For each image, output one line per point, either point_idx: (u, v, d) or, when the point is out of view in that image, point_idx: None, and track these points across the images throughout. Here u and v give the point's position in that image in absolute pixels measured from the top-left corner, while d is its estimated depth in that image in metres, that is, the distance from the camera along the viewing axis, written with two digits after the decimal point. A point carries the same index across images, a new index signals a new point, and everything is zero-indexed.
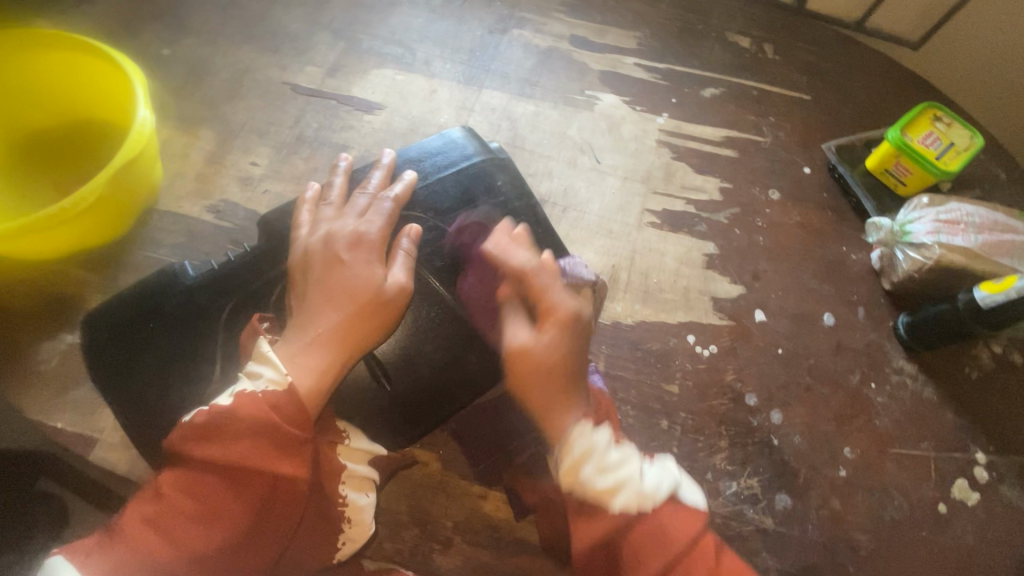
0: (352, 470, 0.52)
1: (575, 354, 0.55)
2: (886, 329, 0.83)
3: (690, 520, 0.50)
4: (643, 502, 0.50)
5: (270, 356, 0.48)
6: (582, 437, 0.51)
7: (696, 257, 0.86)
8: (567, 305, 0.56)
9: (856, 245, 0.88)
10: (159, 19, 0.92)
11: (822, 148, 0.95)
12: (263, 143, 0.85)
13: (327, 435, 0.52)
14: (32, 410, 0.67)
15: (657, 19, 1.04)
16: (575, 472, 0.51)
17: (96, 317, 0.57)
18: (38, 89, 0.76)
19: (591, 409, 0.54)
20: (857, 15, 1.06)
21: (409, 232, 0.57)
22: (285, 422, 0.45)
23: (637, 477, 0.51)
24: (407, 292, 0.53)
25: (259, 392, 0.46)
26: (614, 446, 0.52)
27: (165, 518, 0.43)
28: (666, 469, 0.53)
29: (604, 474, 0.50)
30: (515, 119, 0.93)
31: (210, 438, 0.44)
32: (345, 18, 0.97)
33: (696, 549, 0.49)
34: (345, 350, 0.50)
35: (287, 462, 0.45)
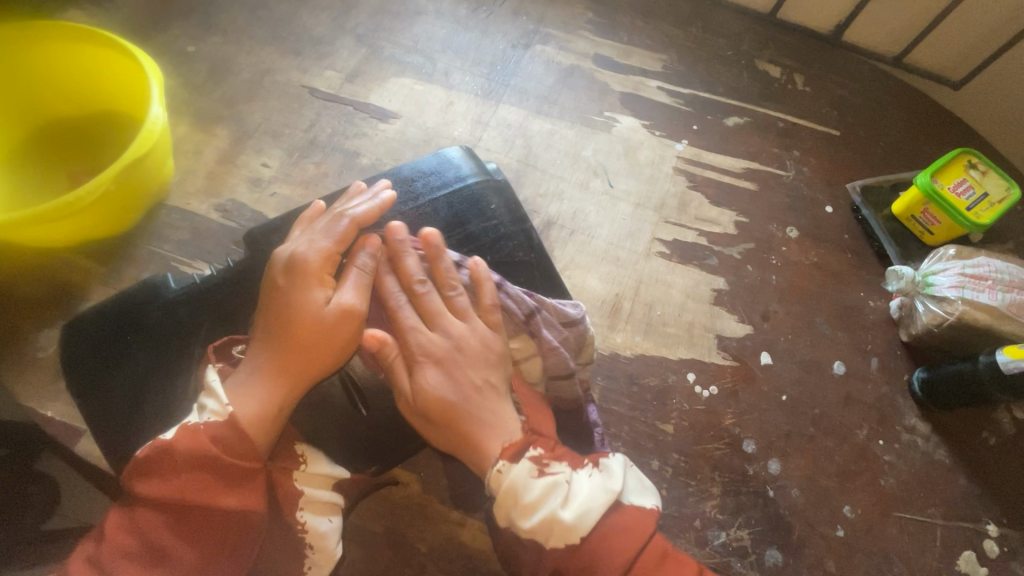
0: (311, 496, 0.52)
1: (475, 417, 0.50)
2: (900, 384, 0.79)
3: (636, 531, 0.45)
4: (570, 534, 0.44)
5: (213, 386, 0.49)
6: (501, 475, 0.46)
7: (704, 292, 0.83)
8: (460, 338, 0.53)
9: (875, 292, 0.85)
10: (187, 15, 0.94)
11: (847, 188, 0.91)
12: (276, 144, 0.86)
13: (280, 461, 0.51)
14: (25, 396, 0.68)
15: (686, 42, 1.02)
16: (502, 514, 0.46)
17: (78, 324, 0.58)
18: (61, 80, 0.77)
19: (514, 438, 0.49)
20: (897, 50, 1.02)
21: (369, 245, 0.56)
22: (226, 454, 0.46)
23: (559, 510, 0.45)
24: (353, 316, 0.52)
25: (200, 424, 0.47)
26: (539, 474, 0.46)
27: (110, 559, 0.44)
28: (598, 486, 0.46)
29: (527, 512, 0.45)
30: (530, 136, 0.92)
31: (150, 474, 0.45)
32: (369, 24, 0.97)
33: (643, 561, 0.45)
34: (284, 376, 0.50)
35: (232, 494, 0.46)
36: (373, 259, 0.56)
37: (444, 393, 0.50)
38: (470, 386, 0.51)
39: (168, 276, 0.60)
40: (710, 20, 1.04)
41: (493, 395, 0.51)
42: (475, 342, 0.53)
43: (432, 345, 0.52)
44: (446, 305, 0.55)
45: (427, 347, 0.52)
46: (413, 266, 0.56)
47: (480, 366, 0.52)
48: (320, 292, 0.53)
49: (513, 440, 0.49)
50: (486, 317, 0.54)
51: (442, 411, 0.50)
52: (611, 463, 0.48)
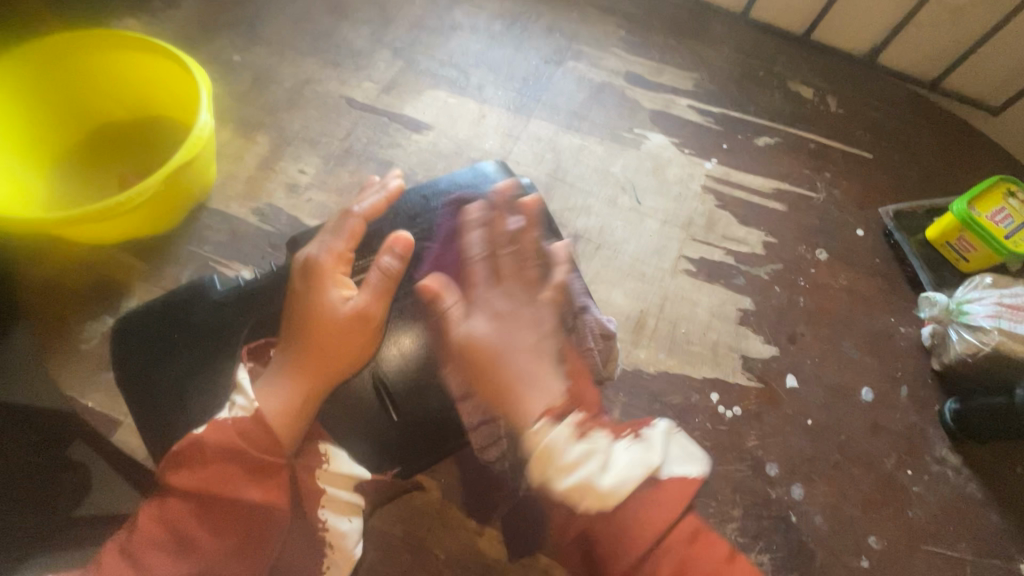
0: (333, 494, 0.53)
1: (526, 373, 0.49)
2: (930, 414, 0.77)
3: (669, 505, 0.44)
4: (605, 500, 0.44)
5: (242, 383, 0.51)
6: (539, 436, 0.46)
7: (729, 311, 0.83)
8: (513, 302, 0.53)
9: (906, 318, 0.83)
10: (234, 26, 0.98)
11: (879, 212, 0.90)
12: (313, 152, 0.89)
13: (305, 458, 0.53)
14: (67, 385, 0.71)
15: (718, 62, 1.03)
16: (535, 474, 0.45)
17: (128, 321, 0.62)
18: (115, 86, 0.81)
19: (555, 401, 0.48)
20: (934, 73, 1.01)
21: (396, 245, 0.55)
22: (252, 448, 0.48)
23: (597, 474, 0.44)
24: (371, 318, 0.54)
25: (229, 420, 0.49)
26: (579, 436, 0.46)
27: (140, 547, 0.45)
28: (637, 457, 0.46)
29: (564, 473, 0.44)
30: (559, 150, 0.93)
31: (181, 465, 0.47)
32: (406, 38, 1.00)
33: (674, 535, 0.43)
34: (308, 374, 0.52)
35: (256, 488, 0.47)
36: (400, 262, 0.55)
37: (490, 337, 0.50)
38: (522, 339, 0.51)
39: (215, 278, 0.64)
40: (742, 41, 1.05)
41: (542, 358, 0.51)
42: (533, 312, 0.53)
43: (493, 299, 0.53)
44: (516, 271, 0.54)
45: (486, 297, 0.53)
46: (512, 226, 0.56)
47: (534, 331, 0.52)
48: (339, 292, 0.55)
49: (557, 402, 0.48)
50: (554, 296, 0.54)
51: (489, 355, 0.50)
52: (653, 435, 0.48)
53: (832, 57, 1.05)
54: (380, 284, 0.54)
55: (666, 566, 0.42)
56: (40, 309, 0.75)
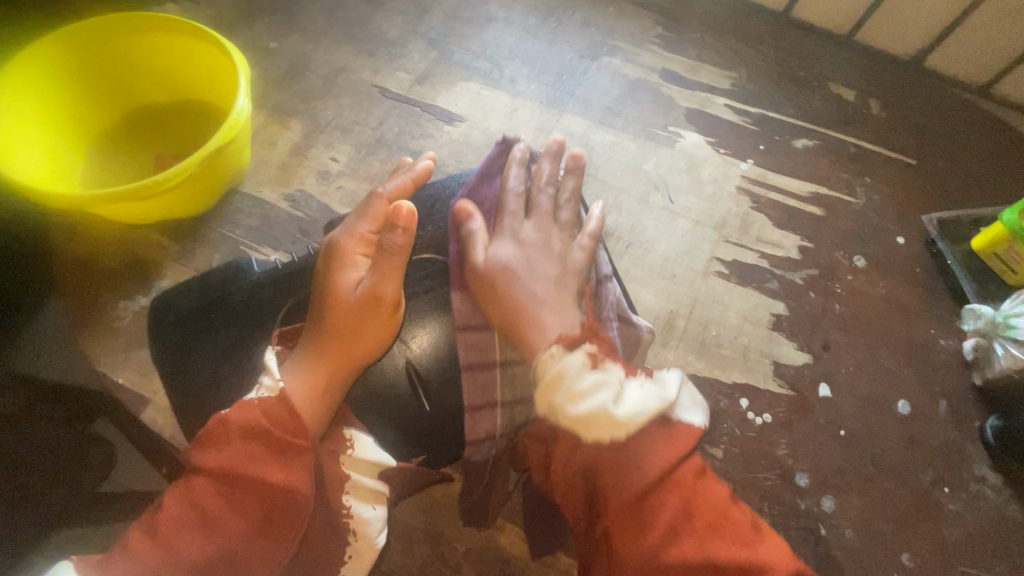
0: (357, 481, 0.53)
1: (538, 291, 0.55)
2: (970, 430, 0.75)
3: (680, 441, 0.44)
4: (614, 430, 0.44)
5: (270, 365, 0.52)
6: (554, 362, 0.48)
7: (762, 316, 0.80)
8: (533, 238, 0.60)
9: (946, 330, 0.80)
10: (271, 13, 0.98)
11: (923, 220, 0.87)
12: (345, 140, 0.89)
13: (330, 444, 0.53)
14: (99, 360, 0.73)
15: (756, 61, 1.00)
16: (548, 398, 0.47)
17: (166, 300, 0.63)
18: (156, 68, 0.82)
19: (572, 329, 0.52)
20: (984, 78, 0.97)
21: (399, 216, 0.52)
22: (276, 427, 0.48)
23: (610, 404, 0.45)
24: (382, 300, 0.53)
25: (255, 399, 0.50)
26: (592, 368, 0.47)
27: (162, 529, 0.44)
28: (649, 392, 0.46)
29: (575, 399, 0.45)
30: (591, 147, 0.92)
31: (206, 445, 0.47)
32: (441, 29, 1.00)
33: (684, 470, 0.43)
34: (328, 360, 0.53)
35: (278, 468, 0.47)
36: (406, 234, 0.52)
37: (513, 261, 0.57)
38: (537, 268, 0.57)
39: (251, 259, 0.66)
40: (783, 40, 1.03)
41: (563, 288, 0.57)
42: (556, 249, 0.60)
43: (516, 231, 0.60)
44: (549, 209, 0.63)
45: (515, 227, 0.60)
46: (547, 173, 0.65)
47: (553, 266, 0.58)
48: (356, 274, 0.55)
49: (572, 330, 0.52)
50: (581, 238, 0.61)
51: (508, 276, 0.56)
52: (666, 376, 0.48)
53: (875, 59, 1.02)
54: (386, 262, 0.53)
55: (672, 500, 0.42)
56: (74, 288, 0.76)
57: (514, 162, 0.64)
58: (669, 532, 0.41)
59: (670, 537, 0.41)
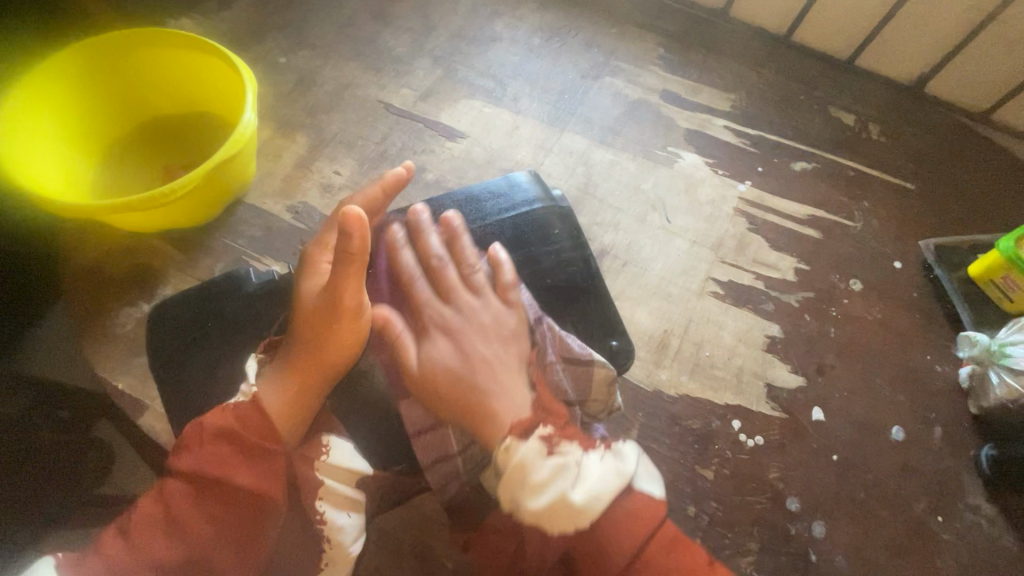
0: (331, 488, 0.52)
1: (482, 386, 0.51)
2: (965, 459, 0.74)
3: (645, 518, 0.45)
4: (576, 518, 0.44)
5: (250, 373, 0.54)
6: (510, 455, 0.46)
7: (757, 337, 0.81)
8: (461, 315, 0.55)
9: (943, 356, 0.80)
10: (282, 29, 1.01)
11: (920, 245, 0.88)
12: (348, 154, 0.90)
13: (305, 449, 0.52)
14: (98, 365, 0.73)
15: (758, 84, 1.01)
16: (509, 495, 0.45)
17: (162, 311, 0.63)
18: (168, 81, 0.84)
19: (522, 414, 0.49)
20: (986, 105, 0.98)
21: (347, 220, 0.48)
22: (247, 433, 0.49)
23: (569, 492, 0.44)
24: (345, 309, 0.52)
25: (231, 405, 0.51)
26: (549, 454, 0.45)
27: (136, 530, 0.46)
28: (609, 469, 0.46)
29: (535, 493, 0.44)
30: (591, 165, 0.93)
31: (183, 449, 0.49)
32: (446, 47, 1.02)
33: (657, 544, 0.44)
34: (301, 367, 0.53)
35: (248, 472, 0.48)
36: (360, 240, 0.49)
37: (449, 360, 0.52)
38: (478, 359, 0.52)
39: (250, 270, 0.66)
40: (784, 64, 1.04)
41: (506, 369, 0.52)
42: (482, 322, 0.55)
43: (440, 319, 0.55)
44: (463, 283, 0.57)
45: (438, 318, 0.55)
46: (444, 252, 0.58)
47: (490, 343, 0.54)
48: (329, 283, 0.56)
49: (521, 416, 0.49)
50: (503, 296, 0.56)
51: (448, 377, 0.52)
52: (623, 448, 0.48)
53: (876, 84, 1.03)
54: (346, 269, 0.51)
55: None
56: (77, 292, 0.78)
57: (403, 249, 0.59)
58: None
59: None
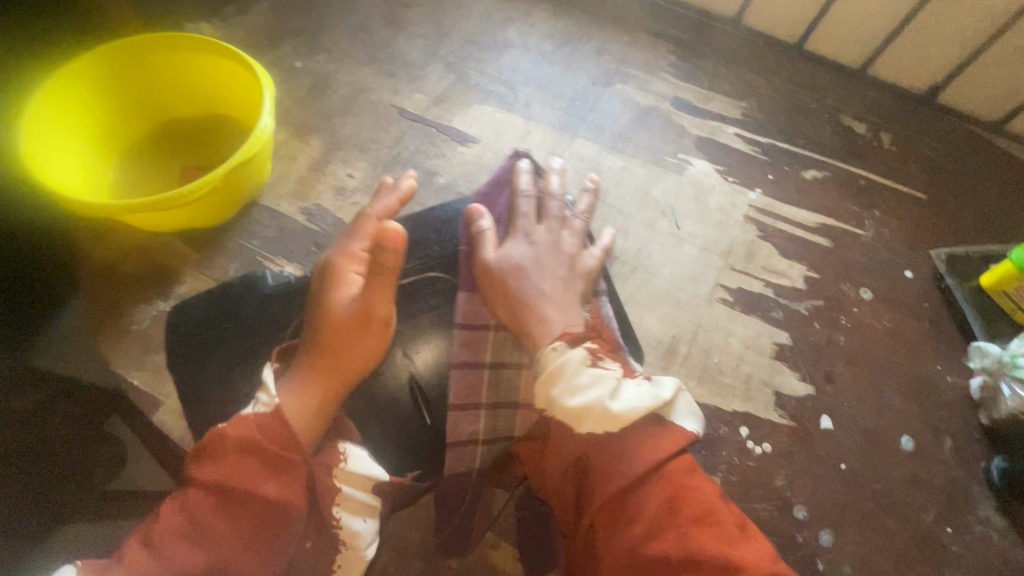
0: (348, 494, 0.53)
1: (549, 291, 0.59)
2: (975, 471, 0.74)
3: (669, 440, 0.48)
4: (609, 424, 0.48)
5: (268, 380, 0.53)
6: (557, 359, 0.53)
7: (765, 345, 0.81)
8: (547, 241, 0.63)
9: (953, 367, 0.80)
10: (298, 34, 1.02)
11: (931, 255, 0.87)
12: (362, 157, 0.92)
13: (323, 457, 0.53)
14: (117, 362, 0.77)
15: (768, 92, 1.02)
16: (550, 391, 0.51)
17: (182, 310, 0.65)
18: (187, 84, 0.86)
19: (575, 325, 0.57)
20: (998, 115, 0.98)
21: (388, 237, 0.56)
22: (271, 442, 0.49)
23: (606, 399, 0.49)
24: (376, 316, 0.56)
25: (251, 414, 0.51)
26: (590, 367, 0.52)
27: (158, 539, 0.45)
28: (644, 392, 0.50)
29: (573, 393, 0.50)
30: (601, 171, 0.94)
31: (204, 459, 0.48)
32: (459, 53, 1.03)
33: (673, 467, 0.47)
34: (325, 374, 0.54)
35: (272, 482, 0.48)
36: (393, 255, 0.56)
37: (525, 261, 0.60)
38: (547, 269, 0.60)
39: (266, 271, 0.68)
40: (795, 72, 1.04)
41: (568, 286, 0.60)
42: (562, 245, 0.63)
43: (527, 230, 0.63)
44: (559, 216, 0.65)
45: (527, 228, 0.63)
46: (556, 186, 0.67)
47: (564, 267, 0.61)
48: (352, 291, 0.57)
49: (575, 327, 0.57)
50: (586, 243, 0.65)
51: (518, 274, 0.60)
52: (661, 382, 0.53)
53: (887, 93, 1.03)
54: (379, 281, 0.57)
55: (660, 493, 0.45)
56: (97, 290, 0.80)
57: (523, 172, 0.67)
58: (653, 523, 0.44)
59: (653, 531, 0.44)
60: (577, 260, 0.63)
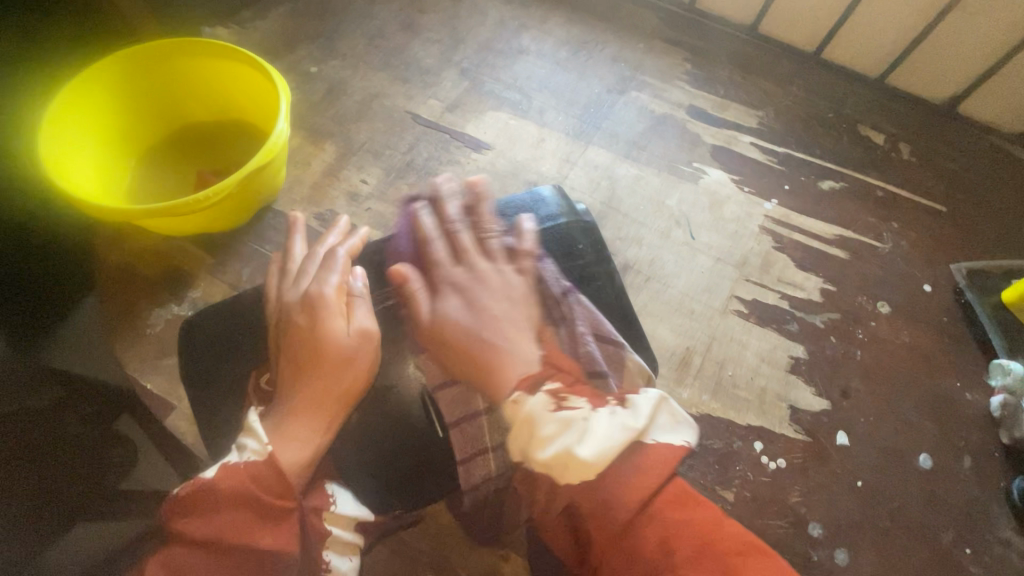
0: (336, 536, 0.50)
1: (492, 343, 0.49)
2: (995, 490, 0.72)
3: (652, 469, 0.41)
4: (583, 472, 0.40)
5: (253, 425, 0.49)
6: (517, 406, 0.44)
7: (780, 358, 0.80)
8: (484, 275, 0.54)
9: (973, 383, 0.79)
10: (315, 39, 1.03)
11: (951, 269, 0.86)
12: (375, 163, 0.92)
13: (313, 500, 0.49)
14: (129, 365, 0.78)
15: (786, 101, 1.01)
16: (519, 444, 0.44)
17: (196, 324, 0.64)
18: (205, 89, 0.87)
19: (533, 369, 0.47)
20: (1020, 126, 0.96)
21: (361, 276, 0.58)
22: (264, 492, 0.45)
23: (575, 446, 0.41)
24: (373, 338, 0.53)
25: (242, 464, 0.46)
26: (554, 410, 0.43)
27: None
28: (619, 426, 0.42)
29: (540, 445, 0.42)
30: (615, 179, 0.93)
31: (193, 512, 0.44)
32: (474, 59, 1.03)
33: (660, 499, 0.40)
34: (320, 408, 0.50)
35: (267, 533, 0.44)
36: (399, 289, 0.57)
37: (460, 316, 0.51)
38: (489, 313, 0.51)
39: None
40: (812, 81, 1.03)
41: (517, 325, 0.51)
42: (498, 281, 0.54)
43: (454, 279, 0.54)
44: (477, 249, 0.56)
45: (446, 274, 0.54)
46: (465, 215, 0.59)
47: (502, 305, 0.52)
48: (338, 322, 0.53)
49: (531, 370, 0.47)
50: (516, 262, 0.56)
51: (457, 327, 0.51)
52: (641, 401, 0.44)
53: (906, 103, 1.01)
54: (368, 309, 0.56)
55: (651, 534, 0.39)
56: (113, 290, 0.81)
57: (421, 215, 0.59)
58: (649, 572, 0.38)
59: None
60: (511, 286, 0.53)
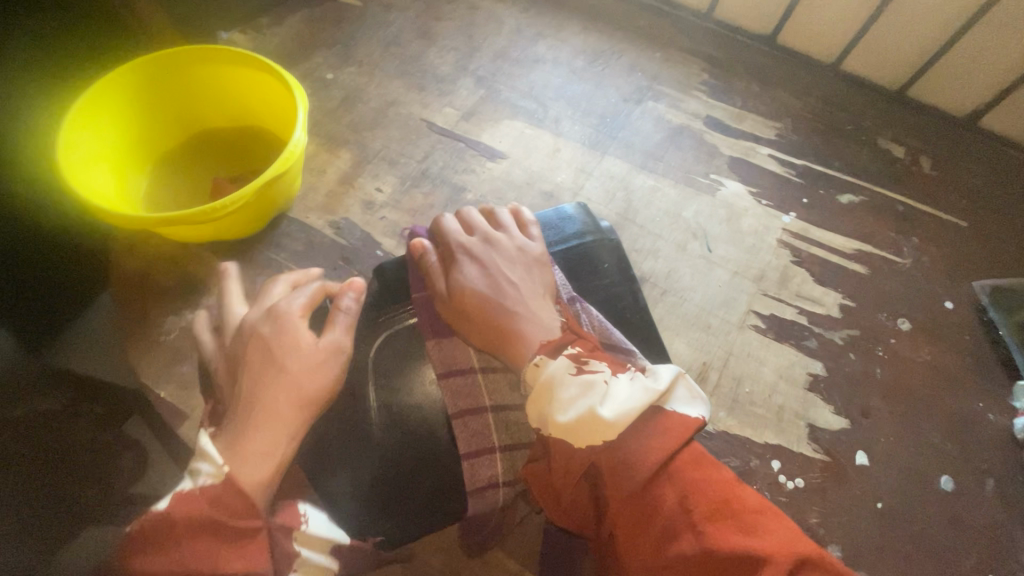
0: (306, 557, 0.47)
1: (506, 307, 0.55)
2: (1019, 515, 0.71)
3: (671, 435, 0.44)
4: (604, 431, 0.44)
5: (207, 448, 0.47)
6: (542, 372, 0.49)
7: (798, 374, 0.78)
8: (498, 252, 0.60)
9: (997, 405, 0.77)
10: (331, 46, 1.03)
11: (973, 286, 0.85)
12: (391, 172, 0.91)
13: (281, 518, 0.47)
14: (144, 374, 0.76)
15: (805, 113, 1.00)
16: (540, 407, 0.48)
17: None
18: (221, 95, 0.87)
19: (552, 335, 0.54)
20: None
21: (353, 288, 0.58)
22: (226, 514, 0.43)
23: (597, 406, 0.45)
24: (348, 352, 0.55)
25: (197, 489, 0.44)
26: (576, 376, 0.48)
27: None
28: (637, 391, 0.46)
29: (563, 406, 0.46)
30: (631, 191, 0.92)
31: (147, 548, 0.41)
32: (489, 67, 1.03)
33: (680, 460, 0.43)
34: (287, 422, 0.49)
35: (236, 557, 0.41)
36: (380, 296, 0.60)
37: (479, 284, 0.57)
38: (505, 280, 0.57)
39: None
40: (831, 93, 1.02)
41: (533, 290, 0.58)
42: (514, 251, 0.61)
43: (469, 247, 0.60)
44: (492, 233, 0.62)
45: (466, 250, 0.60)
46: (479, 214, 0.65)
47: (518, 270, 0.59)
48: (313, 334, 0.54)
49: (551, 336, 0.54)
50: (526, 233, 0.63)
51: (477, 297, 0.56)
52: (658, 372, 0.49)
53: (926, 117, 1.00)
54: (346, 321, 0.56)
55: (670, 492, 0.42)
56: (126, 297, 0.80)
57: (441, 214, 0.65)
58: (668, 525, 0.41)
59: (670, 533, 0.41)
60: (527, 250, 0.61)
